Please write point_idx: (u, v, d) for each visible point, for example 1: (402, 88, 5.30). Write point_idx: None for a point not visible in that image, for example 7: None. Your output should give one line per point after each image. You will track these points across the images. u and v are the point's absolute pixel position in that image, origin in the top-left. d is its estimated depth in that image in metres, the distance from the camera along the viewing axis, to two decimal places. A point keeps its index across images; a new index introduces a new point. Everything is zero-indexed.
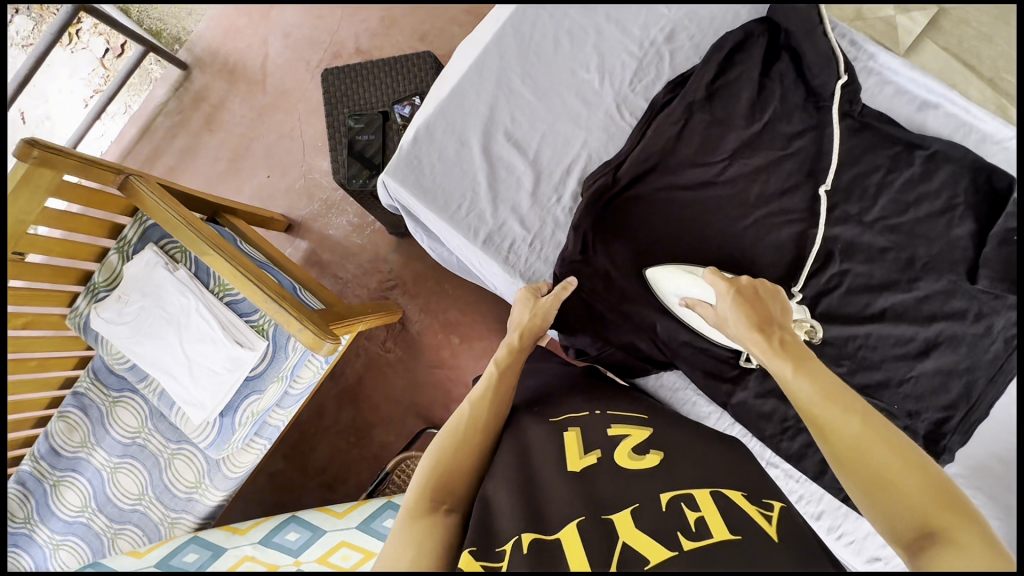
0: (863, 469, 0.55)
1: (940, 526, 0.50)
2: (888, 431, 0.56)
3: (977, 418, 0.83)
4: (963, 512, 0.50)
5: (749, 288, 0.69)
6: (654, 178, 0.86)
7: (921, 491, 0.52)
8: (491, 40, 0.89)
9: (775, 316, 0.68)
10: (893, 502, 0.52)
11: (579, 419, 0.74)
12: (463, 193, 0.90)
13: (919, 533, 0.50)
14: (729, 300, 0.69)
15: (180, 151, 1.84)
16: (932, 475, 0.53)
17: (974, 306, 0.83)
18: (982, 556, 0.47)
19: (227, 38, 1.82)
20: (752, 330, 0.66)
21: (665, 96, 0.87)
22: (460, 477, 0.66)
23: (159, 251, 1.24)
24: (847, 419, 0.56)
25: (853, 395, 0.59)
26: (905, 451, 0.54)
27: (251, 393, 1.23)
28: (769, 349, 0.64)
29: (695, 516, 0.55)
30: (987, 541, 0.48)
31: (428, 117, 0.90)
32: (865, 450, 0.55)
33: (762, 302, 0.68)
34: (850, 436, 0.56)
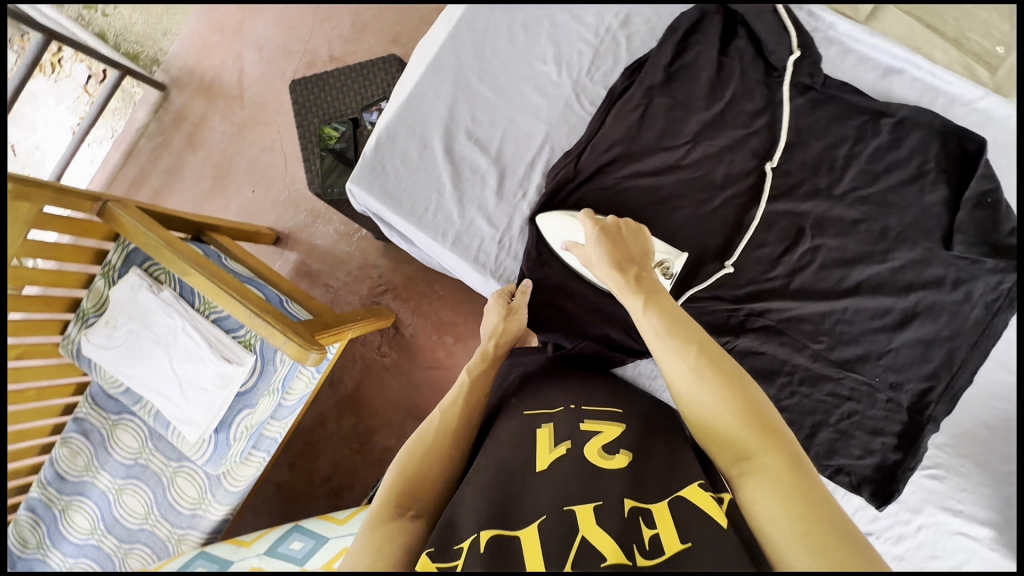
0: (694, 402, 0.62)
1: (749, 447, 0.57)
2: (716, 361, 0.62)
3: (960, 386, 0.82)
4: (771, 429, 0.57)
5: (612, 228, 0.77)
6: (618, 167, 0.86)
7: (736, 417, 0.58)
8: (445, 39, 0.89)
9: (635, 253, 0.76)
10: (716, 429, 0.60)
11: (552, 414, 0.75)
12: (428, 195, 0.89)
13: (735, 455, 0.58)
14: (595, 240, 0.76)
15: (164, 172, 1.84)
16: (749, 397, 0.59)
17: (952, 273, 0.82)
18: (775, 469, 0.54)
19: (201, 56, 1.82)
20: (614, 268, 0.73)
21: (623, 82, 0.86)
22: (429, 484, 0.68)
23: (142, 273, 1.25)
24: (676, 355, 0.63)
25: (690, 328, 0.65)
26: (729, 379, 0.60)
27: (243, 408, 1.25)
28: (624, 285, 0.72)
29: (650, 533, 0.57)
30: (786, 453, 0.55)
31: (388, 122, 0.90)
32: (694, 389, 0.61)
33: (624, 241, 0.77)
34: (679, 371, 0.63)
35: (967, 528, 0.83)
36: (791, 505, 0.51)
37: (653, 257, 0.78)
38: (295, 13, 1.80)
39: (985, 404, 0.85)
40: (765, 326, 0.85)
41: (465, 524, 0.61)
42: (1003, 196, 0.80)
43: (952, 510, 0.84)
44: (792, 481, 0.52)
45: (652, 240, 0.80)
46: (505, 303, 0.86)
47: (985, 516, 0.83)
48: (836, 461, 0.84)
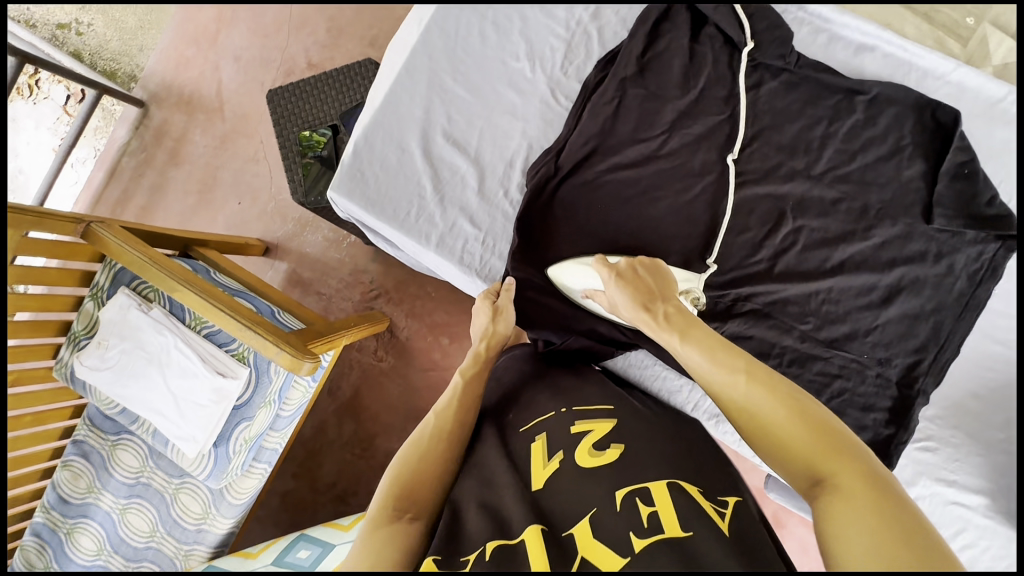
0: (756, 422, 0.59)
1: (827, 469, 0.52)
2: (778, 384, 0.60)
3: (947, 357, 0.83)
4: (848, 450, 0.53)
5: (627, 271, 0.76)
6: (597, 160, 0.86)
7: (808, 438, 0.55)
8: (417, 42, 0.89)
9: (661, 289, 0.74)
10: (785, 452, 0.56)
11: (546, 421, 0.76)
12: (409, 199, 0.89)
13: (811, 479, 0.53)
14: (614, 286, 0.75)
15: (149, 188, 1.83)
16: (817, 417, 0.56)
17: (933, 246, 0.83)
18: (861, 493, 0.49)
19: (178, 70, 1.80)
20: (637, 308, 0.72)
21: (596, 75, 0.86)
22: (426, 487, 0.68)
23: (131, 292, 1.25)
24: (731, 376, 0.61)
25: (742, 352, 0.64)
26: (795, 400, 0.58)
27: (240, 421, 1.24)
28: (654, 324, 0.70)
29: (648, 510, 0.59)
30: (870, 476, 0.51)
31: (365, 128, 0.90)
32: (756, 406, 0.59)
33: (643, 282, 0.75)
34: (737, 392, 0.60)
35: (961, 498, 0.84)
36: (887, 533, 0.46)
37: (676, 290, 0.76)
38: (270, 22, 1.79)
39: (973, 374, 0.86)
40: (753, 309, 0.85)
41: (470, 538, 0.62)
42: (980, 166, 0.80)
43: (946, 481, 0.84)
44: (882, 506, 0.48)
45: (667, 271, 0.78)
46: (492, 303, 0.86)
47: (978, 485, 0.84)
48: None
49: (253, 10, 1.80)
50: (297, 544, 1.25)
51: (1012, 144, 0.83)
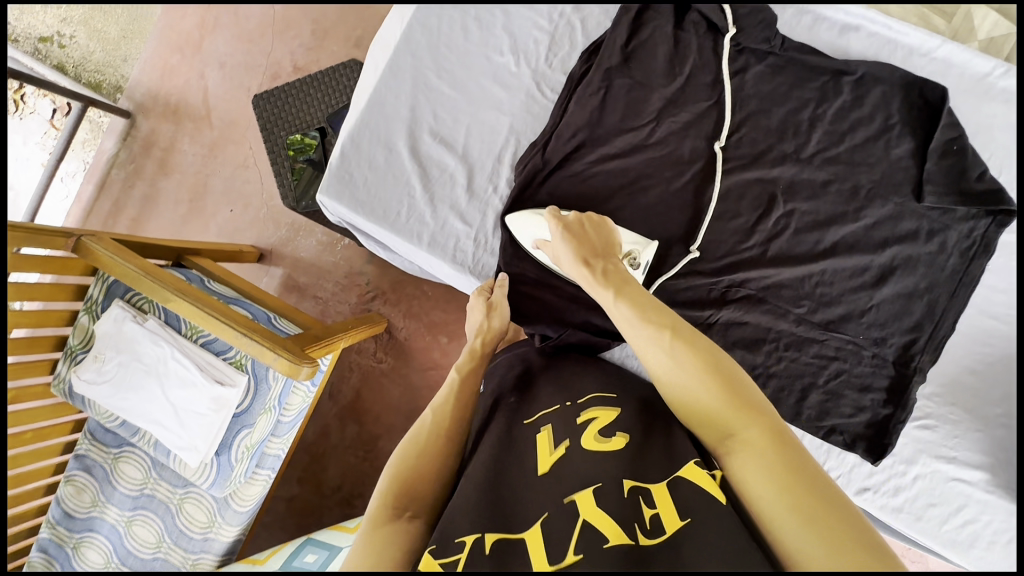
0: (677, 384, 0.65)
1: (733, 422, 0.59)
2: (695, 345, 0.65)
3: (943, 334, 0.83)
4: (750, 402, 0.60)
5: (576, 225, 0.79)
6: (586, 152, 0.85)
7: (718, 395, 0.61)
8: (399, 40, 0.88)
9: (602, 249, 0.78)
10: (701, 409, 0.63)
11: (552, 415, 0.75)
12: (399, 199, 0.89)
13: (720, 431, 0.60)
14: (561, 241, 0.77)
15: (140, 200, 1.82)
16: (728, 374, 0.62)
17: (925, 224, 0.82)
18: (759, 441, 0.56)
19: (164, 79, 1.79)
20: (581, 268, 0.75)
21: (581, 67, 0.85)
22: (425, 483, 0.68)
23: (125, 305, 1.24)
24: (656, 342, 0.66)
25: (667, 314, 0.69)
26: (709, 360, 0.64)
27: (241, 428, 1.24)
28: (594, 282, 0.74)
29: (650, 513, 0.59)
30: (768, 424, 0.58)
31: (351, 129, 0.89)
32: (676, 370, 0.64)
33: (589, 239, 0.78)
34: (660, 357, 0.66)
35: (962, 474, 0.84)
36: (778, 473, 0.53)
37: (618, 248, 0.79)
38: (253, 27, 1.77)
39: (969, 350, 0.86)
40: (747, 295, 0.85)
41: (462, 517, 0.61)
42: (968, 142, 0.80)
43: (945, 458, 0.85)
44: (776, 450, 0.55)
45: (614, 231, 0.80)
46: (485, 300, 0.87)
47: (977, 460, 0.84)
48: (828, 422, 0.85)
49: (235, 15, 1.79)
50: (304, 548, 1.25)
51: (999, 119, 0.83)
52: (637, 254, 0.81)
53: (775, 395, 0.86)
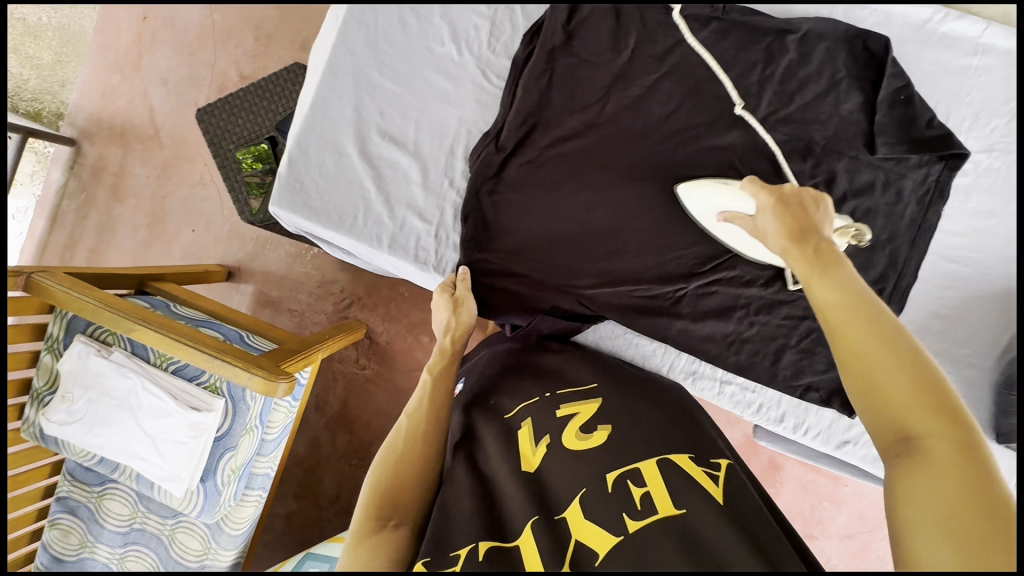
0: (865, 373, 0.52)
1: (924, 435, 0.48)
2: (901, 342, 0.52)
3: (907, 283, 0.84)
4: (957, 424, 0.48)
5: (792, 198, 0.65)
6: (539, 136, 0.84)
7: (914, 401, 0.50)
8: (336, 38, 0.85)
9: (817, 224, 0.63)
10: (882, 408, 0.51)
11: (531, 406, 0.77)
12: (353, 203, 0.87)
13: (898, 437, 0.50)
14: (769, 211, 0.66)
15: (96, 229, 1.76)
16: (930, 377, 0.50)
17: (881, 175, 0.83)
18: (954, 470, 0.46)
19: (105, 101, 1.72)
20: (789, 240, 0.63)
21: (524, 50, 0.83)
22: (406, 492, 0.67)
23: (88, 340, 1.20)
24: (855, 324, 0.54)
25: (875, 301, 0.55)
26: (914, 362, 0.51)
27: (225, 452, 1.21)
28: (796, 252, 0.61)
29: (641, 492, 0.62)
30: (971, 455, 0.47)
31: (297, 136, 0.86)
32: (864, 351, 0.53)
33: (805, 211, 0.65)
34: (855, 340, 0.54)
35: None
36: (965, 513, 0.44)
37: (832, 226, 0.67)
38: (193, 38, 1.69)
39: (934, 296, 0.87)
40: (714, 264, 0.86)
41: (457, 531, 0.63)
42: (914, 90, 0.81)
43: None
44: (968, 486, 0.45)
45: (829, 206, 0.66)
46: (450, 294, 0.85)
47: None
48: (804, 381, 0.85)
49: (173, 28, 1.69)
50: (304, 564, 1.20)
51: (942, 64, 0.84)
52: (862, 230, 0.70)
53: (750, 359, 0.87)
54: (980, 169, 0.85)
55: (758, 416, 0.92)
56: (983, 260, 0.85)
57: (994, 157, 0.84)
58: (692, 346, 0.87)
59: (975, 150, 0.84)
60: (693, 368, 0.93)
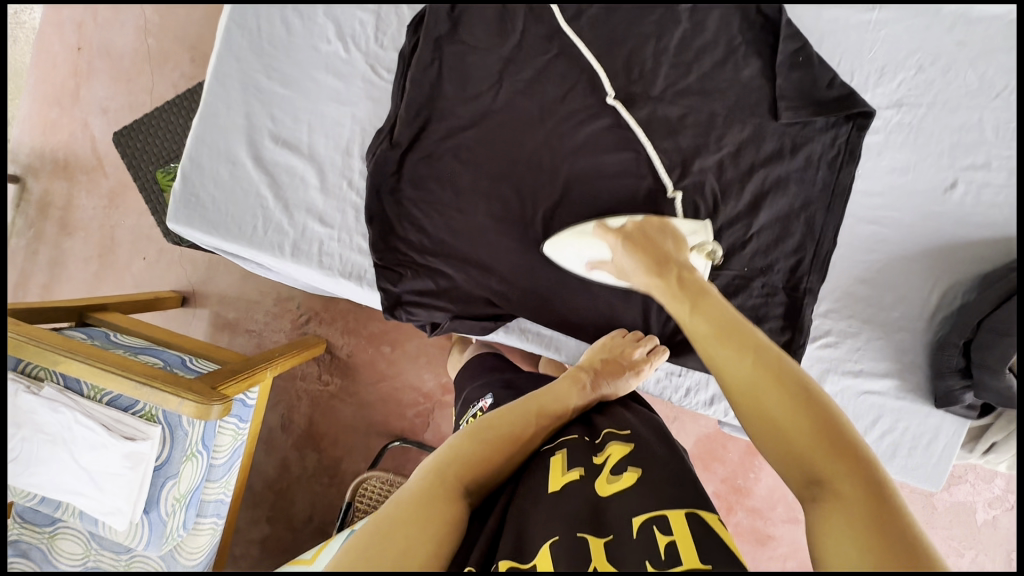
0: (760, 412, 0.53)
1: (825, 470, 0.47)
2: (786, 377, 0.53)
3: (826, 250, 0.81)
4: (850, 453, 0.47)
5: (637, 233, 0.72)
6: (433, 129, 0.81)
7: (811, 439, 0.49)
8: (220, 46, 0.83)
9: (670, 253, 0.70)
10: (782, 445, 0.50)
11: (568, 441, 0.69)
12: (252, 212, 0.84)
13: (807, 479, 0.48)
14: (621, 250, 0.72)
15: (48, 264, 1.73)
16: (821, 411, 0.50)
17: (789, 140, 0.80)
18: (861, 508, 0.44)
19: (47, 134, 1.69)
20: (652, 277, 0.68)
21: (410, 41, 0.81)
22: (485, 474, 0.62)
23: (17, 376, 1.17)
24: (739, 362, 0.55)
25: (751, 334, 0.57)
26: (805, 396, 0.51)
27: (166, 480, 1.18)
28: (665, 292, 0.66)
29: (666, 541, 0.52)
30: (872, 486, 0.45)
31: (188, 149, 0.84)
32: (753, 390, 0.53)
33: (656, 243, 0.71)
34: (742, 381, 0.55)
35: (872, 386, 0.83)
36: (880, 554, 0.41)
37: (688, 245, 0.73)
38: (130, 65, 1.67)
39: (858, 258, 0.83)
40: None
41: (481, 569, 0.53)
42: (813, 51, 0.79)
43: (852, 372, 0.83)
44: (875, 522, 0.43)
45: (676, 226, 0.75)
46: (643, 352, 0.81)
47: (884, 368, 0.83)
48: None
49: (109, 55, 1.67)
50: None
51: (840, 22, 0.81)
52: (716, 248, 0.75)
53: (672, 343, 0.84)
54: (891, 125, 0.82)
55: (688, 400, 0.89)
56: (903, 219, 0.82)
57: (903, 112, 0.81)
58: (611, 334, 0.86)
59: (883, 107, 0.82)
60: None
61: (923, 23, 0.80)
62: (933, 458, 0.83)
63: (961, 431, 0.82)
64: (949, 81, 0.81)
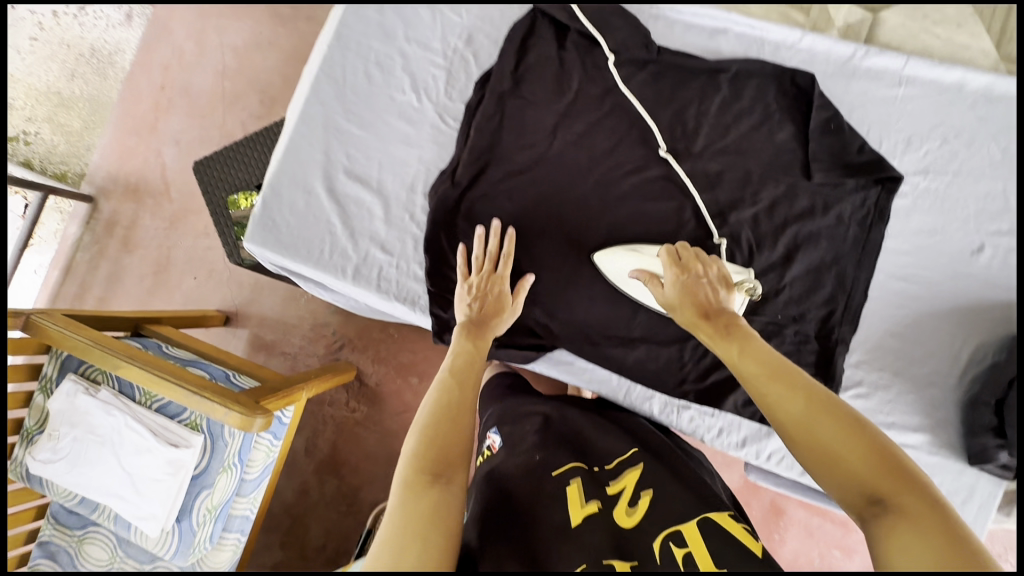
0: (815, 442, 0.55)
1: (889, 495, 0.50)
2: (835, 406, 0.56)
3: (857, 303, 0.85)
4: (904, 471, 0.51)
5: (696, 271, 0.73)
6: (491, 172, 0.90)
7: (870, 467, 0.52)
8: (309, 91, 0.94)
9: (721, 299, 0.71)
10: (842, 473, 0.53)
11: (577, 469, 0.72)
12: (320, 237, 0.92)
13: (870, 503, 0.50)
14: (676, 283, 0.73)
15: (105, 278, 1.79)
16: (873, 439, 0.53)
17: (820, 199, 0.86)
18: (933, 530, 0.47)
19: (122, 161, 1.79)
20: (699, 318, 0.69)
21: (477, 94, 0.91)
22: (451, 449, 0.64)
23: (78, 378, 1.24)
24: (790, 397, 0.58)
25: (795, 370, 0.60)
26: (856, 425, 0.54)
27: (201, 490, 1.22)
28: (711, 333, 0.67)
29: (683, 553, 0.59)
30: (933, 502, 0.49)
31: (271, 179, 0.93)
32: (803, 422, 0.56)
33: (706, 285, 0.72)
34: (794, 414, 0.57)
35: (905, 440, 0.84)
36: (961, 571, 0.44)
37: (733, 283, 0.75)
38: (205, 103, 1.81)
39: (887, 313, 0.87)
40: None
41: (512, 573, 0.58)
42: (843, 120, 0.87)
43: (885, 425, 0.84)
44: (946, 542, 0.46)
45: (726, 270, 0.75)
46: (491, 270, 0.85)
47: (917, 423, 0.84)
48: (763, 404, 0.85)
49: (188, 94, 1.80)
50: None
51: (868, 95, 0.89)
52: (756, 286, 0.77)
53: (707, 382, 0.87)
54: (918, 190, 0.87)
55: (719, 441, 0.91)
56: (932, 278, 0.86)
57: (930, 178, 0.87)
58: (648, 369, 0.88)
59: (910, 173, 0.87)
60: (649, 394, 0.92)
61: (946, 99, 0.88)
62: (969, 518, 0.83)
63: (997, 492, 0.82)
64: (972, 153, 0.87)
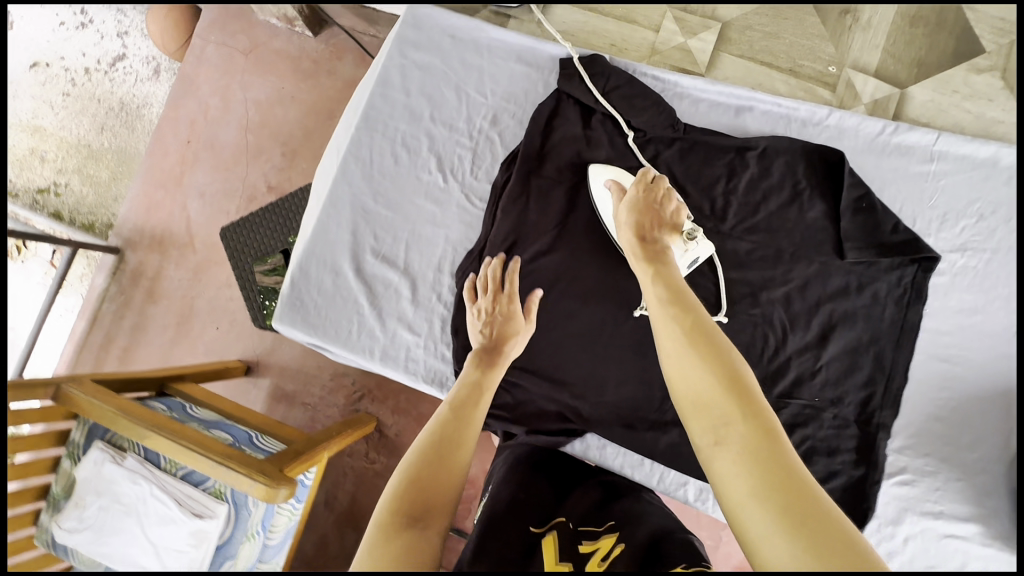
0: (681, 372, 0.59)
1: (730, 416, 0.54)
2: (709, 335, 0.60)
3: (897, 386, 0.82)
4: (753, 403, 0.54)
5: (643, 196, 0.79)
6: (518, 252, 0.89)
7: (720, 393, 0.55)
8: (337, 173, 0.96)
9: (658, 225, 0.77)
10: (698, 399, 0.57)
11: (553, 525, 0.66)
12: (348, 318, 0.92)
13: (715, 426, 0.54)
14: (626, 202, 0.79)
15: (130, 326, 1.75)
16: (731, 368, 0.57)
17: (854, 278, 0.84)
18: (755, 447, 0.50)
19: (150, 213, 1.79)
20: (632, 236, 0.76)
21: (503, 174, 0.92)
22: (440, 493, 0.60)
23: (105, 445, 1.24)
24: (671, 326, 0.63)
25: (687, 300, 0.64)
26: (720, 355, 0.58)
27: (224, 561, 1.21)
28: (636, 253, 0.74)
29: None
30: (768, 430, 0.52)
31: (300, 259, 0.94)
32: (674, 352, 0.61)
33: (652, 210, 0.78)
34: (670, 349, 0.61)
35: (954, 529, 0.80)
36: (771, 485, 0.48)
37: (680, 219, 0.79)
38: (229, 155, 1.79)
39: (929, 396, 0.84)
40: None
41: None
42: (875, 198, 0.86)
43: (932, 513, 0.81)
44: (766, 460, 0.49)
45: (683, 213, 0.79)
46: (499, 293, 0.86)
47: (967, 511, 0.81)
48: None
49: (213, 148, 1.81)
50: None
51: (900, 171, 0.88)
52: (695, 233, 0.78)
53: None
54: (956, 268, 0.85)
55: None
56: (975, 358, 0.83)
57: (968, 256, 0.85)
58: (683, 454, 0.85)
59: (947, 250, 0.86)
60: (683, 479, 0.89)
61: (980, 176, 0.87)
62: None
63: None
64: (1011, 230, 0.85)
